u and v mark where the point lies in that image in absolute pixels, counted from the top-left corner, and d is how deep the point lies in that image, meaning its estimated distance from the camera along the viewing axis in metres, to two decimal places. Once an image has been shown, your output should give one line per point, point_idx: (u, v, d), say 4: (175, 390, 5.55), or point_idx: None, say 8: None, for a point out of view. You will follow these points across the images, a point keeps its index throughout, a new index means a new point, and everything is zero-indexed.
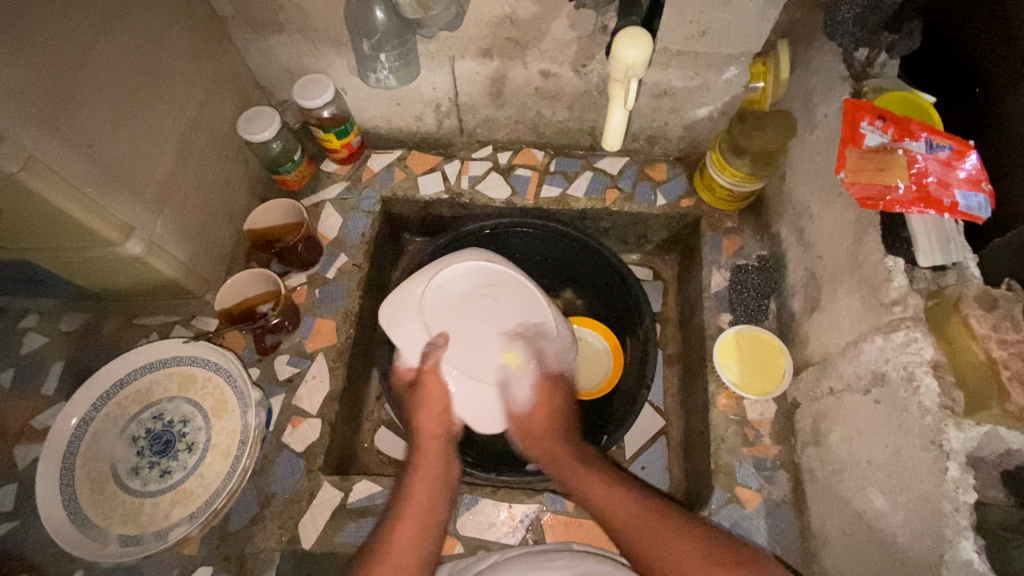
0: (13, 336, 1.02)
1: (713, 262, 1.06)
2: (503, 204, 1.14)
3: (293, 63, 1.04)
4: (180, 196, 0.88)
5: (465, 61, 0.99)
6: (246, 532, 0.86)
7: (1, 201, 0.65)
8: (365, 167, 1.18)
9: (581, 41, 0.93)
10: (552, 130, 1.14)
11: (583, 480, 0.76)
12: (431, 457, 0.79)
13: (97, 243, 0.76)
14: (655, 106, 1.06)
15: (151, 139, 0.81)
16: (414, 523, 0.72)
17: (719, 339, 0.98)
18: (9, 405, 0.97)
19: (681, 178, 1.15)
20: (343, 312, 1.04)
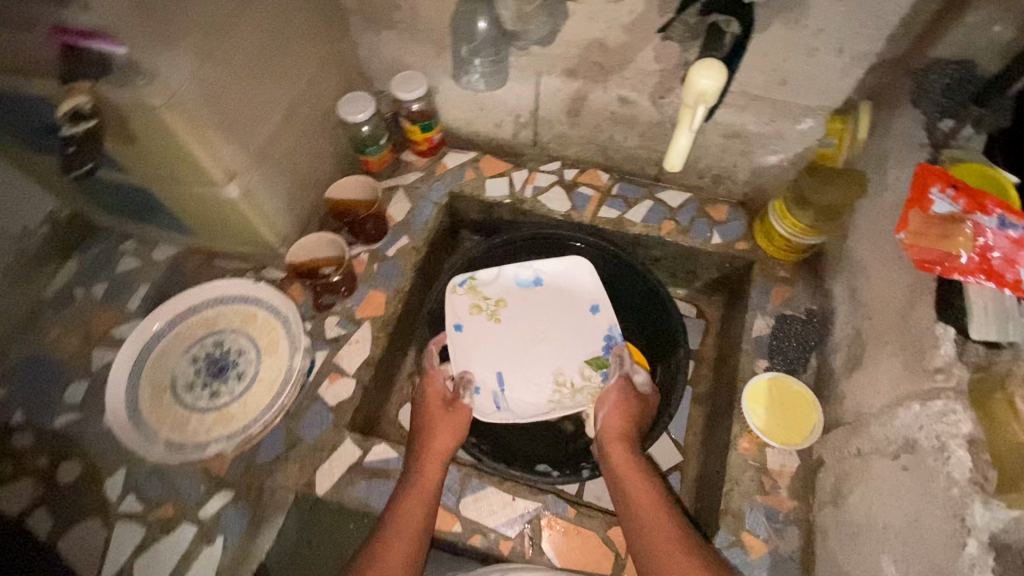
0: (114, 254, 1.18)
1: (759, 307, 1.06)
2: (562, 216, 1.20)
3: (395, 57, 1.14)
4: (279, 155, 0.99)
5: (551, 77, 1.06)
6: (270, 467, 0.93)
7: (141, 129, 0.78)
8: (440, 162, 1.27)
9: (663, 74, 0.97)
10: (621, 154, 1.18)
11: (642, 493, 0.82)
12: (429, 474, 0.86)
13: (205, 181, 0.88)
14: (726, 146, 1.08)
15: (269, 101, 0.93)
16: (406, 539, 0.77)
17: (751, 382, 0.97)
18: (99, 312, 1.11)
19: (740, 222, 1.16)
20: (395, 288, 1.11)
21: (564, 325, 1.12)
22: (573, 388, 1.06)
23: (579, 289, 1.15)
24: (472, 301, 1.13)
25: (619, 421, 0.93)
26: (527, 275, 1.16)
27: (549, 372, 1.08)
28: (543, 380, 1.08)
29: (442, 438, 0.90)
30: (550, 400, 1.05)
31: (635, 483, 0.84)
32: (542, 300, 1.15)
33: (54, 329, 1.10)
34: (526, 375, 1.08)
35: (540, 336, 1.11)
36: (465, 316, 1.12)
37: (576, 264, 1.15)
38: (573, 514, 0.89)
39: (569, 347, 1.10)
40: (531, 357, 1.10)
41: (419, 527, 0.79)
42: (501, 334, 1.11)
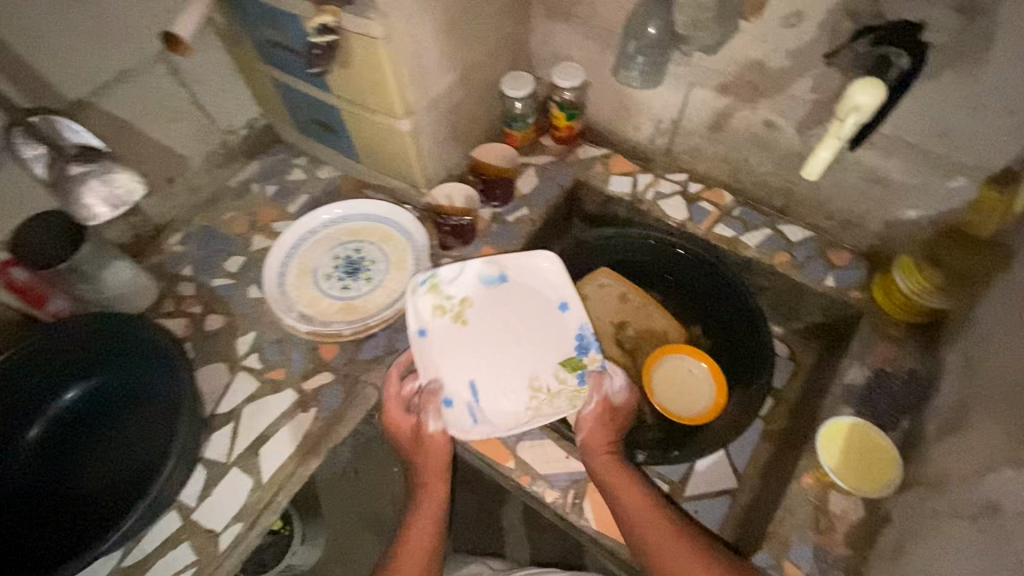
0: (287, 165, 1.40)
1: (858, 357, 1.04)
2: (677, 224, 1.25)
3: (562, 48, 1.26)
4: (446, 107, 1.13)
5: (703, 90, 1.12)
6: (368, 364, 1.08)
7: (356, 57, 0.94)
8: (574, 151, 1.37)
9: (816, 105, 1.00)
10: (751, 179, 1.21)
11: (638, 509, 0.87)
12: (432, 500, 0.95)
13: (387, 112, 1.03)
14: (863, 191, 1.08)
15: (454, 58, 1.07)
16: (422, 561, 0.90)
17: (829, 421, 0.96)
18: (267, 207, 1.33)
19: (858, 272, 1.14)
20: (507, 250, 1.24)
21: (530, 324, 1.08)
22: (550, 395, 1.02)
23: (545, 284, 1.10)
24: (434, 305, 1.07)
25: (599, 433, 0.96)
26: (492, 272, 1.09)
27: (523, 377, 1.04)
28: (519, 389, 1.03)
29: (431, 463, 0.96)
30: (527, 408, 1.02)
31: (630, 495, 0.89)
32: (508, 297, 1.09)
33: (227, 212, 1.32)
34: (500, 382, 1.03)
35: (512, 341, 1.07)
36: (428, 319, 1.06)
37: (540, 258, 1.09)
38: None
39: (539, 347, 1.06)
40: (502, 363, 1.05)
41: (424, 552, 0.90)
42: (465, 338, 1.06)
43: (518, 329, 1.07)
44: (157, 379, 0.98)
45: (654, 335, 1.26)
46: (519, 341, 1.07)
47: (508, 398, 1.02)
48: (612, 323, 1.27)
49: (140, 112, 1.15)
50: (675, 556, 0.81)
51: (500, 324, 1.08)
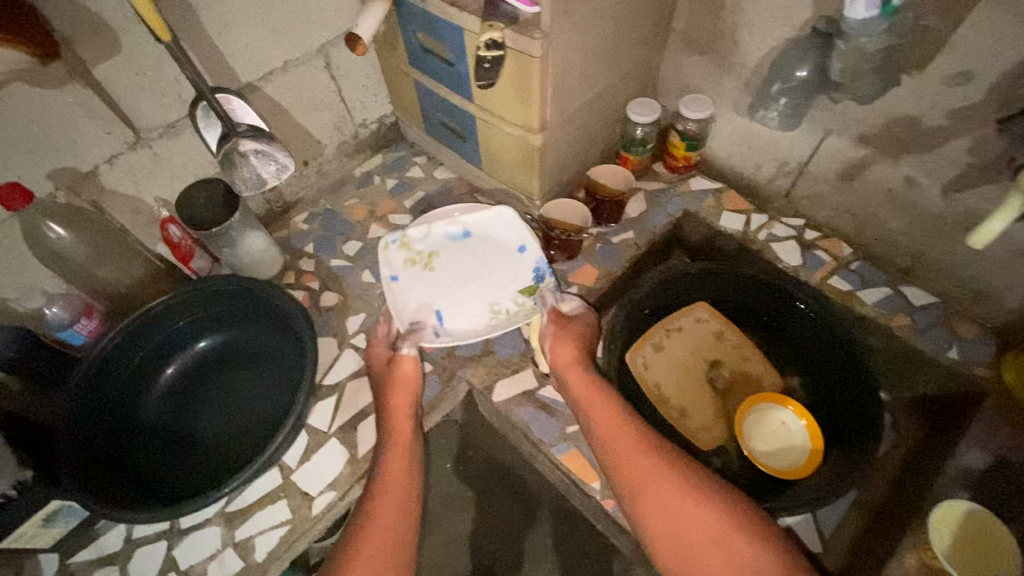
0: (407, 162, 1.48)
1: (977, 438, 0.98)
2: (788, 269, 1.22)
3: (693, 80, 1.27)
4: (576, 126, 1.17)
5: (840, 138, 1.09)
6: (464, 361, 1.12)
7: (510, 74, 0.99)
8: (686, 182, 1.37)
9: (970, 168, 0.95)
10: (875, 234, 1.17)
11: (615, 429, 0.94)
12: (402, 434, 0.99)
13: (525, 126, 1.08)
14: (1007, 263, 1.01)
15: (593, 81, 1.11)
16: (398, 490, 0.93)
17: (942, 503, 0.89)
18: (385, 199, 1.41)
19: (987, 347, 1.07)
20: (609, 270, 1.26)
21: (493, 264, 1.16)
22: (506, 315, 1.12)
23: (504, 233, 1.16)
24: (406, 257, 1.14)
25: (564, 350, 1.05)
26: (457, 227, 1.17)
27: (484, 304, 1.13)
28: (478, 314, 1.13)
29: (397, 396, 1.02)
30: (486, 326, 1.11)
31: (602, 409, 0.97)
32: (476, 248, 1.17)
33: (349, 198, 1.42)
34: (463, 311, 1.13)
35: (477, 277, 1.15)
36: (401, 269, 1.13)
37: (496, 212, 1.16)
38: None
39: (501, 282, 1.15)
40: (465, 298, 1.13)
41: (405, 478, 0.95)
42: (435, 282, 1.13)
43: (478, 267, 1.15)
44: (287, 347, 1.07)
45: (748, 379, 1.23)
46: (483, 277, 1.15)
47: (467, 325, 1.12)
48: (706, 360, 1.25)
49: (295, 100, 1.26)
50: (652, 467, 0.88)
51: (466, 264, 1.16)
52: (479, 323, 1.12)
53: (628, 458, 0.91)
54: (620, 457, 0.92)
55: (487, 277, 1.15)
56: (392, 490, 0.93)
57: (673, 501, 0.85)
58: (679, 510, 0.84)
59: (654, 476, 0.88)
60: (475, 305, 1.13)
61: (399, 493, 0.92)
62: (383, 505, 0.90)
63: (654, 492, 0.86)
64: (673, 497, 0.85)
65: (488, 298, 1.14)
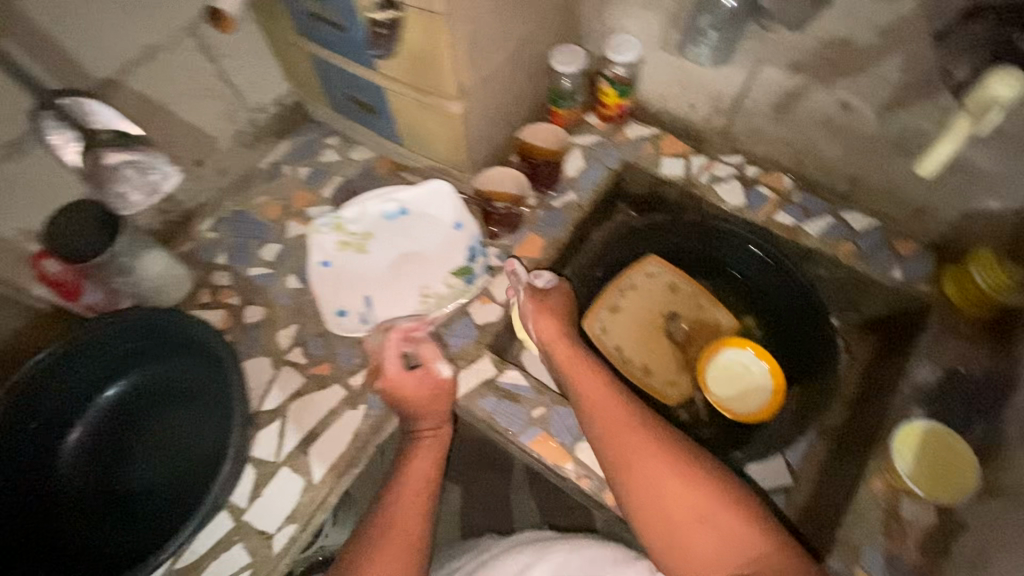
0: (318, 144, 1.32)
1: (927, 355, 1.00)
2: (732, 210, 1.19)
3: (615, 19, 1.17)
4: (498, 86, 1.06)
5: (772, 68, 1.04)
6: (416, 359, 1.04)
7: (413, 32, 0.88)
8: (621, 131, 1.29)
9: (902, 88, 0.93)
10: (814, 163, 1.14)
11: (603, 403, 0.89)
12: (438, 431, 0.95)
13: (440, 92, 0.97)
14: (942, 179, 1.01)
15: (509, 32, 0.99)
16: (420, 490, 0.87)
17: (902, 424, 0.92)
18: (300, 191, 1.27)
19: (927, 263, 1.08)
20: (556, 237, 1.18)
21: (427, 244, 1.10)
22: (436, 299, 1.08)
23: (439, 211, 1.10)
24: (337, 239, 1.08)
25: (549, 325, 1.00)
26: (391, 206, 1.09)
27: (415, 287, 1.09)
28: (408, 297, 1.09)
29: (422, 404, 0.96)
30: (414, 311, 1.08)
31: (589, 382, 0.92)
32: (411, 229, 1.09)
33: (259, 196, 1.26)
34: (395, 295, 1.09)
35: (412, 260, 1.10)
36: (335, 254, 1.07)
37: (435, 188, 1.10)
38: None
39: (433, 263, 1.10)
40: (394, 281, 1.08)
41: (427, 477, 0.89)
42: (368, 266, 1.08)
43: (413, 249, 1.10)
44: (208, 379, 0.95)
45: (705, 326, 1.22)
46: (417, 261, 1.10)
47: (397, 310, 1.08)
48: (663, 314, 1.23)
49: (171, 92, 1.08)
50: (638, 441, 0.83)
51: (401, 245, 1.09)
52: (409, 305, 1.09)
53: (612, 430, 0.86)
54: (605, 429, 0.86)
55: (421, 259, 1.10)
56: (412, 490, 0.87)
57: (658, 477, 0.80)
58: (665, 484, 0.79)
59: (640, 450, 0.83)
60: (407, 288, 1.09)
61: (421, 494, 0.87)
62: (398, 508, 0.84)
63: (637, 468, 0.82)
64: (659, 474, 0.80)
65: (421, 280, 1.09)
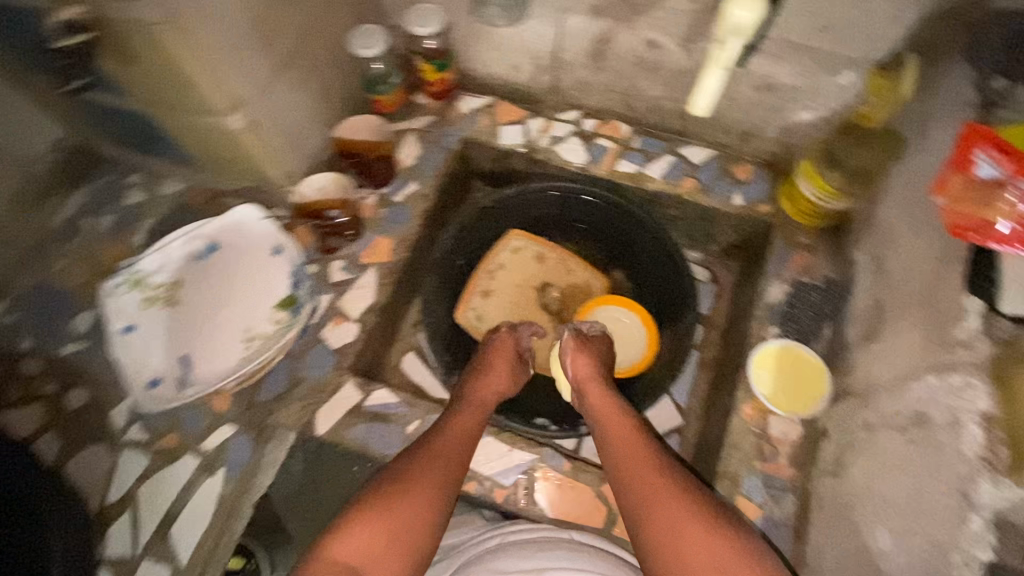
0: (119, 187, 1.15)
1: (775, 273, 1.02)
2: (578, 169, 1.16)
3: None
4: (288, 88, 0.95)
5: (575, 16, 1.00)
6: (272, 404, 0.95)
7: (140, 47, 0.76)
8: (454, 107, 1.21)
9: (695, 16, 0.92)
10: (644, 105, 1.12)
11: (627, 439, 0.80)
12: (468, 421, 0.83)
13: (208, 110, 0.85)
14: (757, 100, 1.02)
15: (278, 26, 0.87)
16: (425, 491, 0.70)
17: (759, 348, 0.95)
18: (107, 244, 1.10)
19: (765, 183, 1.10)
20: (403, 235, 1.10)
21: (245, 280, 0.92)
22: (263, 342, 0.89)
23: (254, 237, 0.94)
24: (143, 298, 0.89)
25: (581, 363, 0.93)
26: (201, 244, 0.93)
27: (238, 333, 0.89)
28: (229, 348, 0.88)
29: (495, 377, 0.92)
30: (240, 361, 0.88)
31: (612, 418, 0.84)
32: (225, 264, 0.92)
33: (60, 261, 1.09)
34: (212, 350, 0.88)
35: (233, 303, 0.90)
36: (136, 316, 0.88)
37: (240, 213, 0.94)
38: (570, 468, 0.90)
39: (255, 300, 0.91)
40: (214, 332, 0.88)
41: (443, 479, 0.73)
42: (177, 322, 0.88)
43: (230, 289, 0.91)
44: None
45: (577, 291, 1.18)
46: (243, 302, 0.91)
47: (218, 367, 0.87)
48: (534, 287, 1.18)
49: None
50: (659, 485, 0.72)
51: (218, 289, 0.91)
52: (232, 357, 0.87)
53: (633, 466, 0.75)
54: (627, 469, 0.76)
55: (245, 299, 0.91)
56: (418, 488, 0.70)
57: (682, 521, 0.68)
58: (685, 530, 0.67)
59: (662, 487, 0.72)
60: (223, 339, 0.88)
61: (422, 497, 0.69)
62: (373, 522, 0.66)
63: (657, 511, 0.70)
64: (682, 518, 0.68)
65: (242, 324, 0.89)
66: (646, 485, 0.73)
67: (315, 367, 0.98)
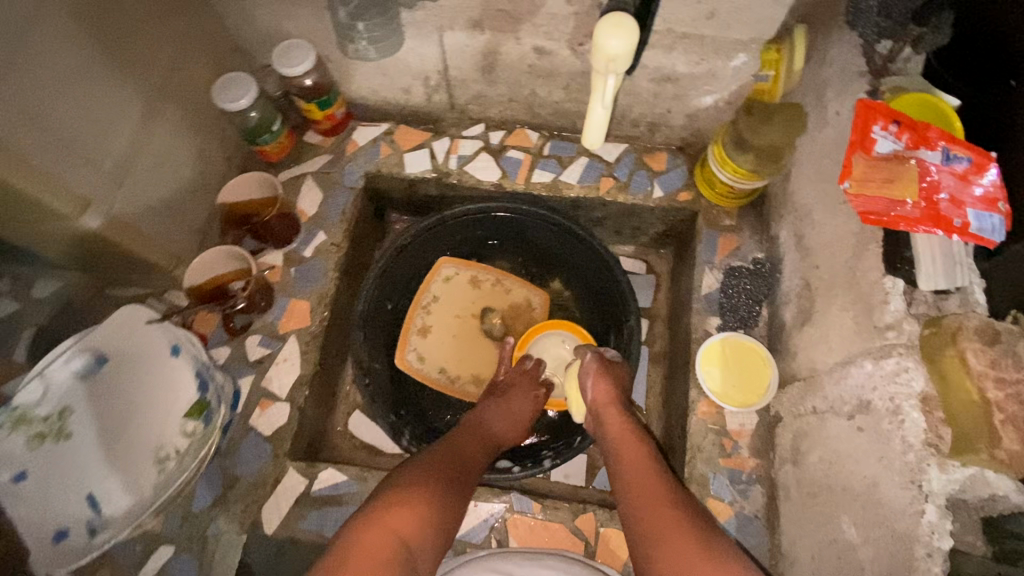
0: None
1: (706, 262, 1.01)
2: (492, 187, 1.10)
3: (272, 26, 0.98)
4: (144, 165, 0.84)
5: (454, 33, 0.93)
6: (210, 513, 0.87)
7: None
8: (349, 141, 1.12)
9: (578, 17, 0.87)
10: (547, 110, 1.07)
11: (644, 471, 0.77)
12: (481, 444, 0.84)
13: (52, 219, 0.73)
14: (658, 91, 0.99)
15: (111, 102, 0.77)
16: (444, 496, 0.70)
17: (704, 345, 0.93)
18: None
19: (681, 170, 1.08)
20: (318, 294, 1.01)
21: (146, 392, 0.83)
22: (182, 457, 0.82)
23: (146, 341, 0.84)
24: (24, 440, 0.76)
25: (601, 390, 0.90)
26: (83, 361, 0.80)
27: (147, 455, 0.81)
28: (143, 472, 0.80)
29: (518, 404, 0.93)
30: (160, 484, 0.81)
31: (630, 448, 0.81)
32: (118, 380, 0.82)
33: None
34: (122, 480, 0.79)
35: (137, 421, 0.82)
36: (20, 463, 0.75)
37: (124, 316, 0.84)
38: (539, 509, 0.87)
39: (160, 412, 0.83)
40: (123, 456, 0.80)
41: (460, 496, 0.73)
42: (74, 459, 0.78)
43: (130, 406, 0.82)
44: None
45: (518, 310, 1.12)
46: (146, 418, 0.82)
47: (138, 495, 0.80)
48: (474, 314, 1.11)
49: None
50: (673, 517, 0.69)
51: (114, 410, 0.81)
52: (150, 481, 0.80)
53: (651, 495, 0.73)
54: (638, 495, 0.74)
55: (149, 414, 0.82)
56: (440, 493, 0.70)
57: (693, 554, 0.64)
58: (691, 553, 0.64)
59: (673, 516, 0.69)
60: (134, 464, 0.80)
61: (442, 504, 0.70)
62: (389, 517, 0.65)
63: (667, 540, 0.67)
64: (691, 550, 0.65)
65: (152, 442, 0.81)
66: (659, 514, 0.70)
67: (252, 462, 0.90)
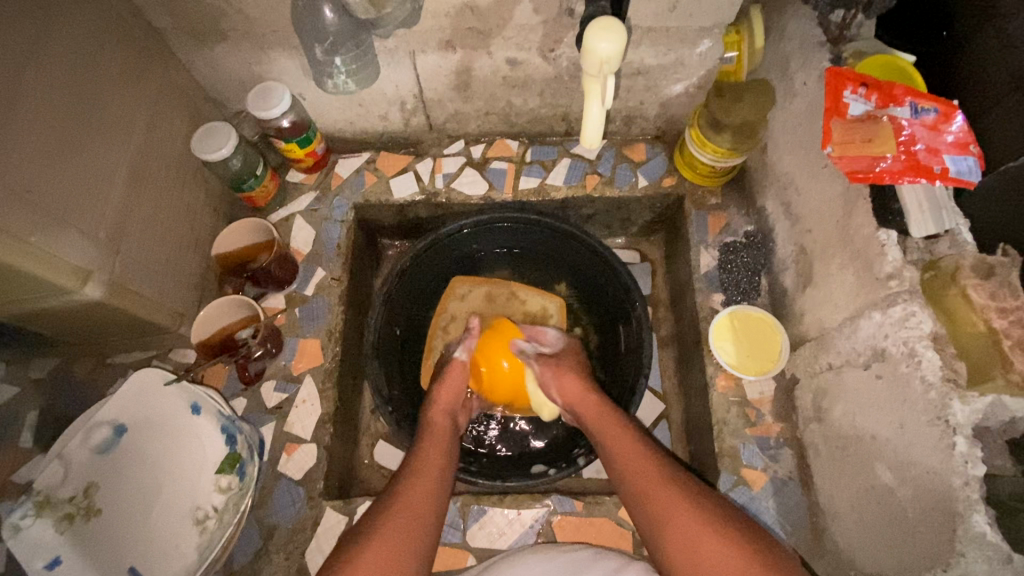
0: None
1: (701, 242, 1.03)
2: (481, 200, 1.11)
3: (243, 71, 0.98)
4: (138, 228, 0.83)
5: (426, 55, 0.95)
6: (252, 567, 0.85)
7: None
8: (333, 175, 1.12)
9: (547, 25, 0.90)
10: (524, 118, 1.10)
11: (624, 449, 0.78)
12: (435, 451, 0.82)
13: (53, 292, 0.72)
14: (629, 86, 1.02)
15: (100, 170, 0.77)
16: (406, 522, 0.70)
17: (713, 322, 0.96)
18: None
19: (661, 157, 1.11)
20: (326, 330, 1.00)
21: (170, 455, 0.81)
22: (218, 515, 0.79)
23: (162, 404, 0.83)
24: (53, 523, 0.75)
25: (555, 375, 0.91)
26: (102, 434, 0.80)
27: (184, 519, 0.79)
28: (183, 537, 0.78)
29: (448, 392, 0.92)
30: (200, 547, 0.78)
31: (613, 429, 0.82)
32: (139, 447, 0.81)
33: None
34: (163, 546, 0.77)
35: (167, 485, 0.80)
36: (57, 545, 0.75)
37: (137, 381, 0.83)
38: (582, 506, 0.88)
39: (190, 473, 0.81)
40: (156, 524, 0.78)
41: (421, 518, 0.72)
42: (109, 534, 0.76)
43: (156, 472, 0.80)
44: None
45: (534, 318, 1.11)
46: (175, 480, 0.80)
47: (179, 561, 0.77)
48: None
49: None
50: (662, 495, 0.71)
51: (140, 476, 0.80)
52: (189, 543, 0.78)
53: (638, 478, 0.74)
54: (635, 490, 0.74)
55: (176, 475, 0.81)
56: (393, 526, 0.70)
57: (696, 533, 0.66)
58: (695, 530, 0.66)
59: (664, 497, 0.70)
60: (173, 529, 0.78)
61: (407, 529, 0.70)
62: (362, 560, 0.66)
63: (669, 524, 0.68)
64: (688, 526, 0.67)
65: (187, 504, 0.79)
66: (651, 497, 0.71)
67: (290, 509, 0.88)
